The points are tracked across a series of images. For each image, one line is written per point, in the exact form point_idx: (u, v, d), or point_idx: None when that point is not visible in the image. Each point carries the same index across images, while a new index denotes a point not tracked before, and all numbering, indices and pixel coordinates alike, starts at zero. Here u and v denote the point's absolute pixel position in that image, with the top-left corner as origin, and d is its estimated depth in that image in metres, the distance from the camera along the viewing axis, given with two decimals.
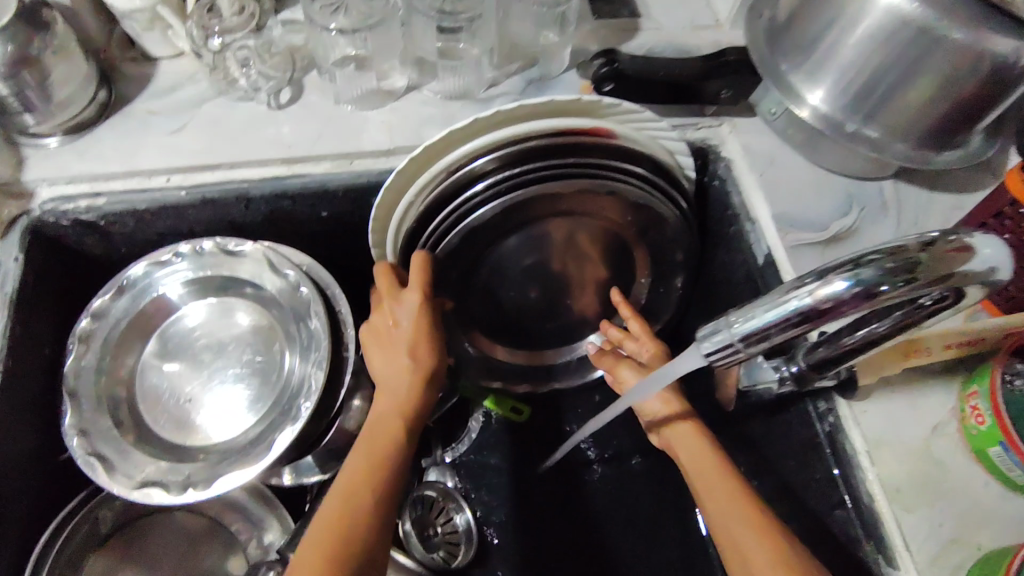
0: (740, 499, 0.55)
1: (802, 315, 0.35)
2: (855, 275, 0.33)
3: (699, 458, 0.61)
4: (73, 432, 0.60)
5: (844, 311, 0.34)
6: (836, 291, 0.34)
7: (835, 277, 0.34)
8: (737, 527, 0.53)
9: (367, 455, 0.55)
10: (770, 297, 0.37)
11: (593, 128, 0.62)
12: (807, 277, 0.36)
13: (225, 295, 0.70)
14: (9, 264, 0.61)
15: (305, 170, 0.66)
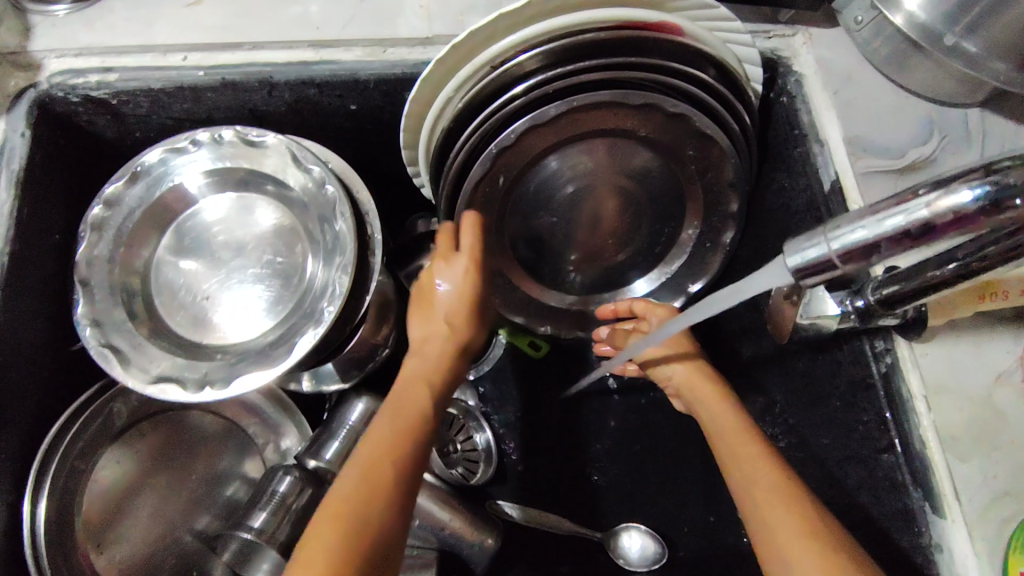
0: (764, 456, 0.52)
1: (915, 228, 0.29)
2: (988, 182, 0.28)
3: (717, 414, 0.58)
4: (87, 322, 0.57)
5: (969, 226, 0.29)
6: (961, 201, 0.28)
7: (962, 184, 0.28)
8: (760, 483, 0.50)
9: (393, 424, 0.50)
10: (877, 208, 0.31)
11: (656, 23, 0.56)
12: (924, 186, 0.30)
13: (245, 191, 0.66)
14: (15, 139, 0.56)
15: (334, 56, 0.60)
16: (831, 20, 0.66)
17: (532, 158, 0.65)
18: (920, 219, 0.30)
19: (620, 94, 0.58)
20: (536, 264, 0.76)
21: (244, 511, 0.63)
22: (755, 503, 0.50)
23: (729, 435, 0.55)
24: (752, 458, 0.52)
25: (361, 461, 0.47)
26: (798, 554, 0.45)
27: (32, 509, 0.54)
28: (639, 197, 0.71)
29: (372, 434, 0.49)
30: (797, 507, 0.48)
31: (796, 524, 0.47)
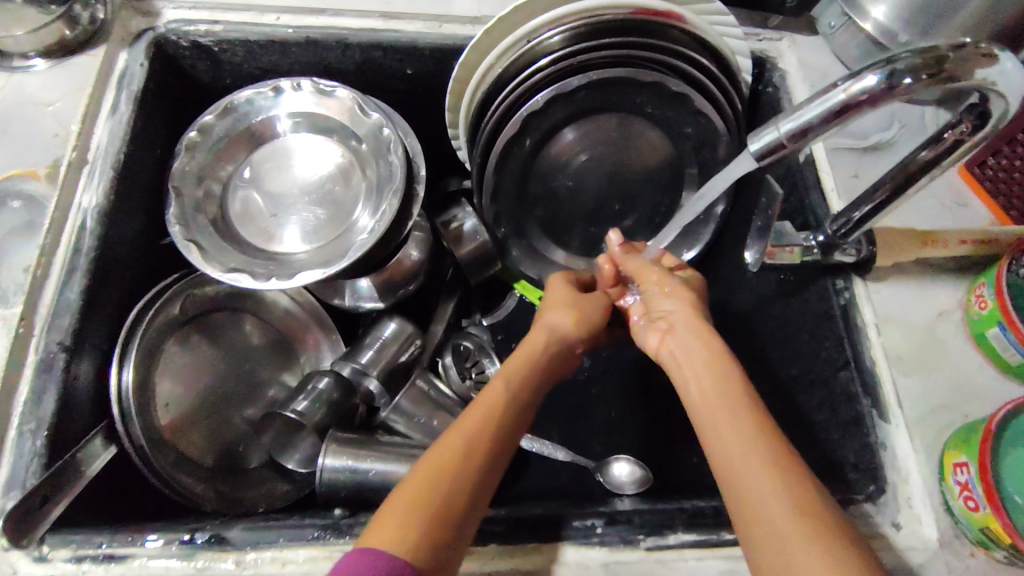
0: (765, 445, 0.47)
1: (840, 108, 0.41)
2: (887, 70, 0.41)
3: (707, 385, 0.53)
4: (175, 222, 0.67)
5: (873, 103, 0.41)
6: (868, 85, 0.41)
7: (869, 73, 0.41)
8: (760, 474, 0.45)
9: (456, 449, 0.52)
10: (811, 99, 0.43)
11: (666, 12, 0.69)
12: (844, 79, 0.42)
13: (308, 132, 0.76)
14: (135, 67, 0.68)
15: (399, 26, 0.74)
16: (810, 30, 0.79)
17: (551, 126, 0.76)
18: (841, 100, 0.42)
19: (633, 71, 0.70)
20: (551, 222, 0.86)
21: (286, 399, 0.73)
22: (752, 496, 0.45)
23: (724, 418, 0.49)
24: (746, 436, 0.47)
25: (443, 454, 0.51)
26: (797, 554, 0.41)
27: (118, 375, 0.61)
28: (644, 167, 0.83)
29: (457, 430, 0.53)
30: (802, 507, 0.43)
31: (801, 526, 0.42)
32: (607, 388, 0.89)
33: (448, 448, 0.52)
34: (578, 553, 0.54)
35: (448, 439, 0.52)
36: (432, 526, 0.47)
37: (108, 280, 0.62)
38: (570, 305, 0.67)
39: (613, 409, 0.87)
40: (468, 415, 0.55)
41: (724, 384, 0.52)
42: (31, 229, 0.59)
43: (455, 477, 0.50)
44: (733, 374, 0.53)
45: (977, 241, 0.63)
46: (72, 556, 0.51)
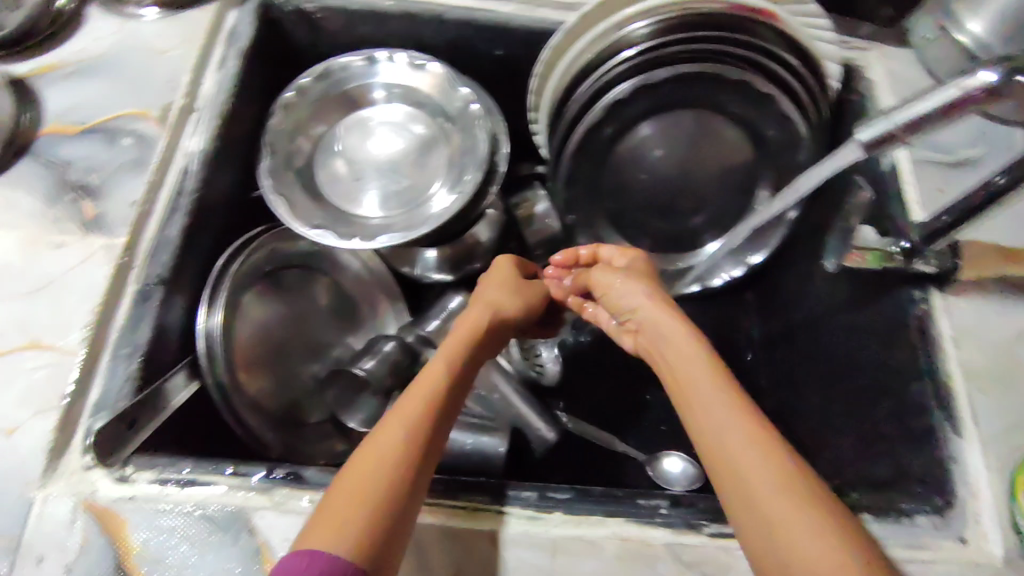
0: (763, 445, 0.43)
1: (954, 102, 0.43)
2: (1005, 68, 0.41)
3: (696, 382, 0.48)
4: (267, 176, 0.70)
5: (989, 99, 0.42)
6: (986, 80, 0.42)
7: (988, 69, 0.42)
8: (764, 480, 0.41)
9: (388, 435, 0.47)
10: (926, 92, 0.44)
11: (760, 11, 0.70)
12: (961, 74, 0.43)
13: (391, 104, 0.78)
14: (244, 25, 0.71)
15: (494, 7, 0.76)
16: (901, 43, 0.79)
17: (629, 121, 0.76)
18: (956, 95, 0.43)
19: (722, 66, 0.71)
20: (620, 214, 0.87)
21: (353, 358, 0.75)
22: (759, 499, 0.40)
23: (718, 418, 0.45)
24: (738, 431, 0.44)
25: (377, 441, 0.46)
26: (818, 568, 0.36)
27: (207, 317, 0.63)
28: (724, 164, 0.82)
29: (390, 415, 0.48)
30: (805, 511, 0.39)
31: (814, 534, 0.37)
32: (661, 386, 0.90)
33: (383, 435, 0.47)
34: (641, 530, 0.52)
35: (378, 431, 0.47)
36: (372, 514, 0.42)
37: (205, 223, 0.64)
38: (507, 287, 0.67)
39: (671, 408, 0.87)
40: (408, 396, 0.50)
41: (706, 386, 0.48)
42: (140, 166, 0.62)
43: (390, 462, 0.45)
44: (715, 371, 0.49)
45: None
46: (155, 479, 0.52)
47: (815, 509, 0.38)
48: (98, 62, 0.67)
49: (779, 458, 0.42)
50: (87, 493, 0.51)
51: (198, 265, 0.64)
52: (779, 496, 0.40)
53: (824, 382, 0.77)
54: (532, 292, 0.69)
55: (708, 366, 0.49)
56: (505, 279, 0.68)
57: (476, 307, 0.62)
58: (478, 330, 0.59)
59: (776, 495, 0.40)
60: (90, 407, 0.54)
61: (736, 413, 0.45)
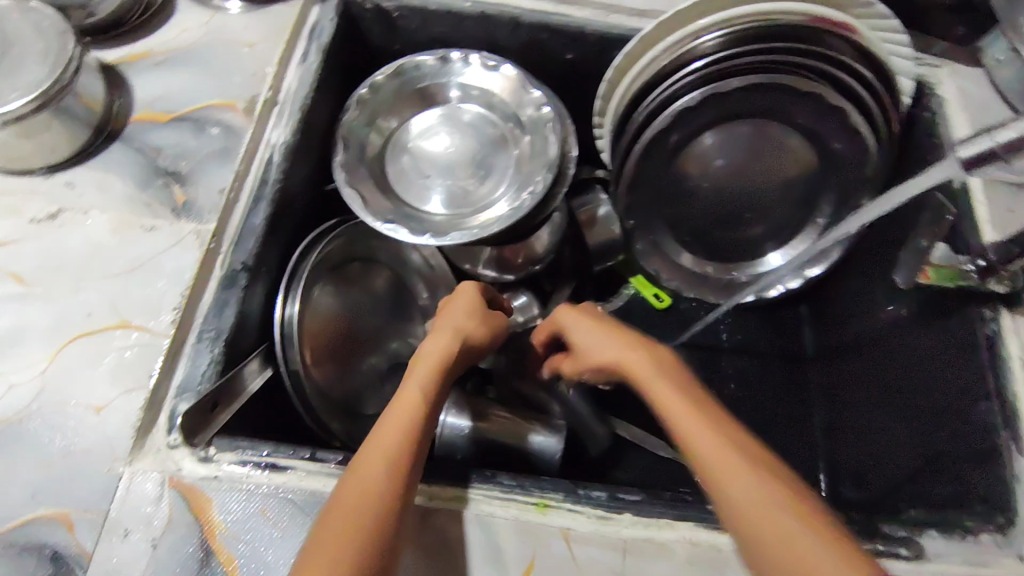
0: (752, 485, 0.42)
1: None
2: None
3: (679, 426, 0.47)
4: (342, 169, 0.71)
5: None
6: None
7: None
8: (765, 525, 0.40)
9: (363, 471, 0.46)
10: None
11: (839, 22, 0.69)
12: None
13: (459, 102, 0.79)
14: (325, 22, 0.73)
15: (570, 11, 0.76)
16: (975, 61, 0.79)
17: (695, 129, 0.77)
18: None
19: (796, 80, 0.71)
20: (678, 221, 0.87)
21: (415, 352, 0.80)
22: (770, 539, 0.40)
23: (702, 456, 0.44)
24: (721, 453, 0.44)
25: (349, 490, 0.46)
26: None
27: (282, 308, 0.64)
28: (787, 176, 0.82)
29: (360, 461, 0.48)
30: (804, 535, 0.39)
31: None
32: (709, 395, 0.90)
33: (353, 481, 0.46)
34: (710, 536, 0.53)
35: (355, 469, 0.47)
36: (361, 549, 0.43)
37: (285, 213, 0.66)
38: (476, 316, 0.64)
39: None
40: (377, 434, 0.50)
41: (692, 420, 0.47)
42: (226, 156, 0.64)
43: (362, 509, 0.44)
44: (687, 404, 0.48)
45: None
46: (237, 460, 0.53)
47: (822, 550, 0.38)
48: (186, 52, 0.69)
49: (779, 497, 0.41)
50: (171, 470, 0.52)
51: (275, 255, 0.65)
52: (790, 535, 0.39)
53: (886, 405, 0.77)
54: (496, 320, 0.67)
55: (684, 403, 0.48)
56: (463, 311, 0.65)
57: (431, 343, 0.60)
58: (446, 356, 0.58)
59: (781, 531, 0.39)
60: (175, 388, 0.55)
61: (715, 445, 0.44)
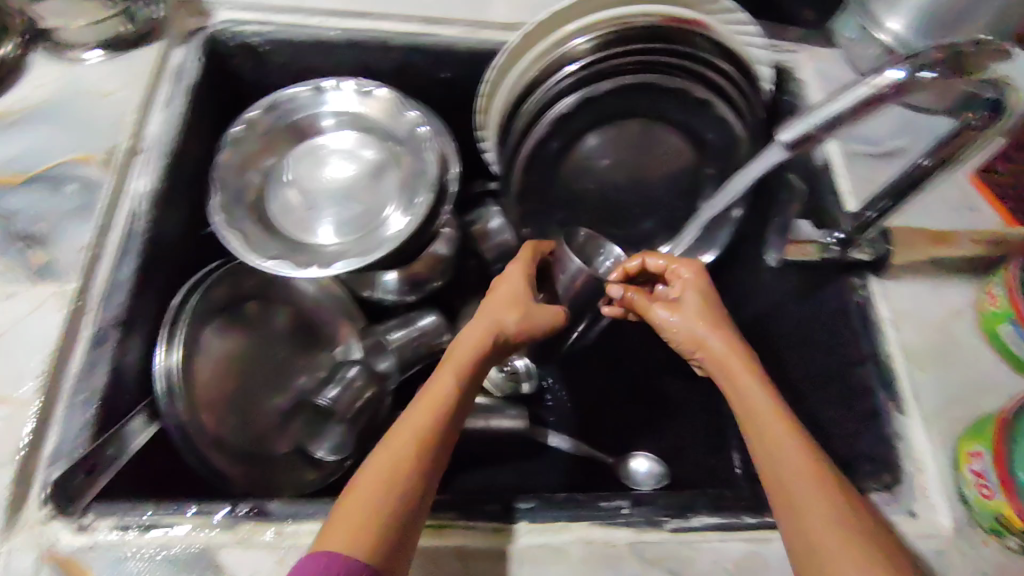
0: (806, 461, 0.50)
1: (864, 100, 0.45)
2: (909, 65, 0.43)
3: (756, 410, 0.54)
4: (219, 210, 0.70)
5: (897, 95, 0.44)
6: (893, 77, 0.44)
7: (893, 67, 0.44)
8: (799, 491, 0.48)
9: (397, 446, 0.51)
10: (839, 90, 0.46)
11: (690, 19, 0.73)
12: (870, 72, 0.45)
13: (339, 130, 0.79)
14: (189, 64, 0.72)
15: (438, 30, 0.77)
16: (829, 43, 0.83)
17: (574, 133, 0.77)
18: (868, 95, 0.45)
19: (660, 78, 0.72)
20: (573, 224, 0.89)
21: (319, 387, 0.78)
22: (796, 500, 0.48)
23: (772, 432, 0.52)
24: (797, 455, 0.50)
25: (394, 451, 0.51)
26: (837, 566, 0.44)
27: (165, 356, 0.64)
28: (671, 170, 0.84)
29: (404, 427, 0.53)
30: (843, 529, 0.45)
31: (841, 535, 0.45)
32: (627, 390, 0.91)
33: (398, 445, 0.51)
34: (605, 532, 0.55)
35: (390, 444, 0.51)
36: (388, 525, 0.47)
37: (159, 261, 0.65)
38: (519, 306, 0.67)
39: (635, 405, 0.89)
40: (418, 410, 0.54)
41: (765, 408, 0.54)
42: (85, 211, 0.62)
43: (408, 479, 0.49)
44: (776, 401, 0.55)
45: (985, 241, 0.67)
46: (115, 526, 0.52)
47: (839, 514, 0.46)
48: (39, 108, 0.67)
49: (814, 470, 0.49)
50: (47, 545, 0.50)
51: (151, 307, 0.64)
52: (813, 498, 0.47)
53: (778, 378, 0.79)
54: (544, 313, 0.69)
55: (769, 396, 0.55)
56: (502, 298, 0.68)
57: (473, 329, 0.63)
58: (481, 346, 0.62)
59: (812, 496, 0.47)
60: (46, 457, 0.53)
61: (790, 431, 0.52)
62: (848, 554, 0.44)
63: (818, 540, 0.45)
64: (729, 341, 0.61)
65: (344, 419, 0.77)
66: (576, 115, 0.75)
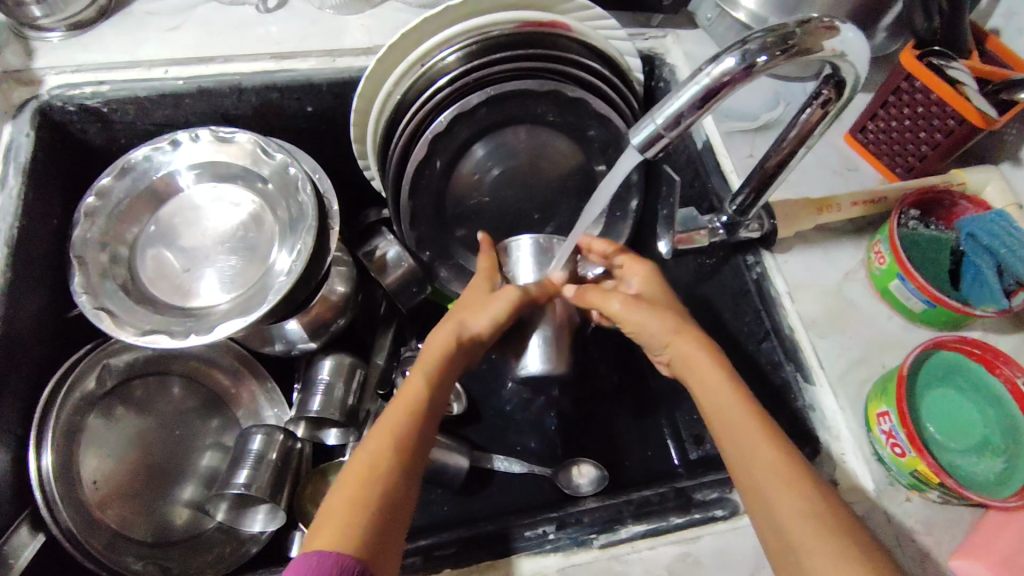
0: (764, 438, 0.49)
1: (704, 94, 0.44)
2: (740, 53, 0.43)
3: (712, 387, 0.54)
4: (82, 291, 0.64)
5: (734, 84, 0.44)
6: (727, 67, 0.43)
7: (726, 57, 0.43)
8: (759, 467, 0.48)
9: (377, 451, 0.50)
10: (679, 87, 0.45)
11: (552, 22, 0.70)
12: (705, 64, 0.45)
13: (204, 182, 0.75)
14: (21, 138, 0.66)
15: (293, 65, 0.73)
16: (693, 23, 0.83)
17: (459, 145, 0.75)
18: (707, 85, 0.44)
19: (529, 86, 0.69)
20: (474, 239, 0.86)
21: (228, 473, 0.69)
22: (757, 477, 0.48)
23: (722, 407, 0.52)
24: (757, 435, 0.50)
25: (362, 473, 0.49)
26: (798, 540, 0.44)
27: (37, 458, 0.60)
28: (563, 171, 0.83)
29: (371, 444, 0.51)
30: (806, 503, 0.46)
31: (799, 506, 0.45)
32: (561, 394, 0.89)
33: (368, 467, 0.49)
34: (532, 563, 0.54)
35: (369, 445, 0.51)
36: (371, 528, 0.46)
37: (13, 360, 0.61)
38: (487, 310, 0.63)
39: (568, 409, 0.87)
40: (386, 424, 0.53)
41: (716, 382, 0.54)
42: None
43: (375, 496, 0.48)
44: (727, 378, 0.54)
45: (866, 202, 0.67)
46: None
47: (796, 488, 0.46)
48: None
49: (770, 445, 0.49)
50: None
51: (11, 411, 0.60)
52: (771, 472, 0.48)
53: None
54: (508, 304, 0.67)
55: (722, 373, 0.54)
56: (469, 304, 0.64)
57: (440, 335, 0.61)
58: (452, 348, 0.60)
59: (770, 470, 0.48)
60: None
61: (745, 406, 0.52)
62: (804, 528, 0.44)
63: (779, 515, 0.46)
64: (673, 321, 0.60)
65: (269, 496, 0.67)
66: (450, 133, 0.72)
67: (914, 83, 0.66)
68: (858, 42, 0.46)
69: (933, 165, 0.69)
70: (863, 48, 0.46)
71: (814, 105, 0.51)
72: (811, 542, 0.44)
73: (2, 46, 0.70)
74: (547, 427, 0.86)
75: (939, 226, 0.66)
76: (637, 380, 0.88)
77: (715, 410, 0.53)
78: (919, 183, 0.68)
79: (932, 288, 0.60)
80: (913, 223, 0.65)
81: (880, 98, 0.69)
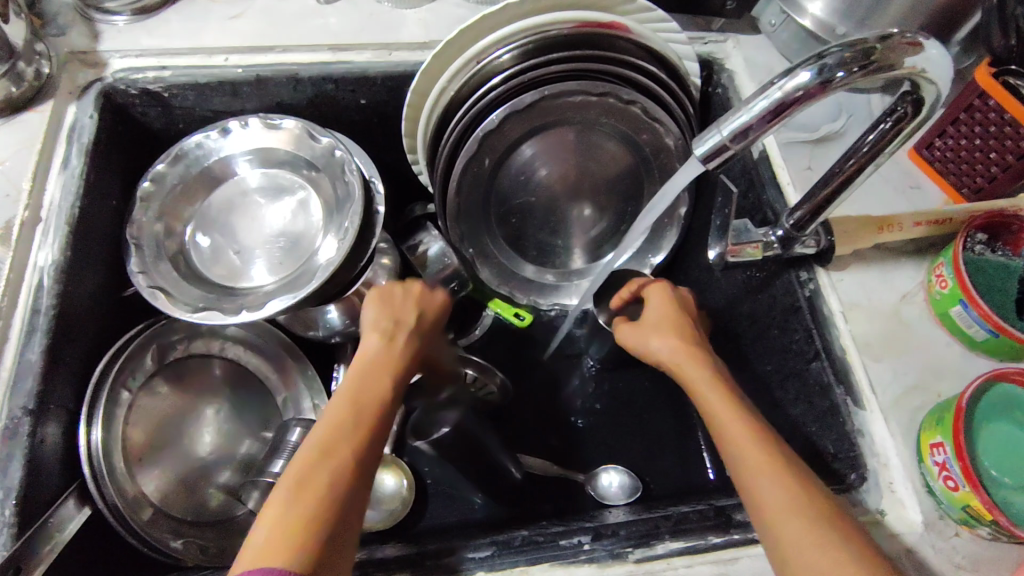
0: (760, 447, 0.51)
1: (776, 107, 0.43)
2: (818, 67, 0.42)
3: (711, 403, 0.57)
4: (139, 273, 0.65)
5: (809, 100, 0.42)
6: (803, 81, 0.42)
7: (801, 70, 0.42)
8: (758, 476, 0.50)
9: (323, 440, 0.51)
10: (748, 99, 0.44)
11: (611, 22, 0.67)
12: (778, 76, 0.43)
13: (254, 166, 0.76)
14: (84, 119, 0.68)
15: (349, 57, 0.73)
16: (755, 29, 0.81)
17: (510, 145, 0.75)
18: (778, 98, 0.43)
19: (584, 88, 0.67)
20: (517, 238, 0.86)
21: (266, 460, 0.70)
22: (749, 469, 0.50)
23: (721, 416, 0.55)
24: (753, 444, 0.52)
25: (305, 455, 0.50)
26: (797, 549, 0.46)
27: (88, 434, 0.61)
28: (614, 174, 0.81)
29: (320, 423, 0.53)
30: (800, 513, 0.47)
31: (792, 512, 0.47)
32: (596, 396, 0.88)
33: (315, 444, 0.51)
34: (566, 572, 0.54)
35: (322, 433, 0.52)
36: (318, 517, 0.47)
37: (69, 337, 0.63)
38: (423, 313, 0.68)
39: (604, 415, 0.86)
40: (331, 409, 0.55)
41: (715, 395, 0.57)
42: None
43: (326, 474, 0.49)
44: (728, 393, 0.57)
45: (931, 222, 0.64)
46: None
47: (790, 490, 0.48)
48: None
49: (761, 442, 0.52)
50: None
51: (65, 387, 0.61)
52: (769, 477, 0.49)
53: (755, 373, 0.78)
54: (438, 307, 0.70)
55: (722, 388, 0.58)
56: (390, 304, 0.67)
57: (368, 335, 0.63)
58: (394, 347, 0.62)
59: (765, 474, 0.49)
60: None
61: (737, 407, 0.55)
62: (800, 529, 0.46)
63: (772, 520, 0.48)
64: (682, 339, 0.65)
65: None
66: (500, 132, 0.71)
67: (988, 101, 0.63)
68: (942, 56, 0.44)
69: (1002, 188, 0.66)
70: (945, 66, 0.44)
71: (887, 121, 0.49)
72: (804, 539, 0.46)
73: (68, 27, 0.72)
74: (581, 433, 0.85)
75: (1006, 252, 0.63)
76: (672, 388, 0.87)
77: (718, 418, 0.55)
78: (987, 206, 0.65)
79: (996, 317, 0.58)
80: (981, 248, 0.63)
81: (949, 115, 0.66)
